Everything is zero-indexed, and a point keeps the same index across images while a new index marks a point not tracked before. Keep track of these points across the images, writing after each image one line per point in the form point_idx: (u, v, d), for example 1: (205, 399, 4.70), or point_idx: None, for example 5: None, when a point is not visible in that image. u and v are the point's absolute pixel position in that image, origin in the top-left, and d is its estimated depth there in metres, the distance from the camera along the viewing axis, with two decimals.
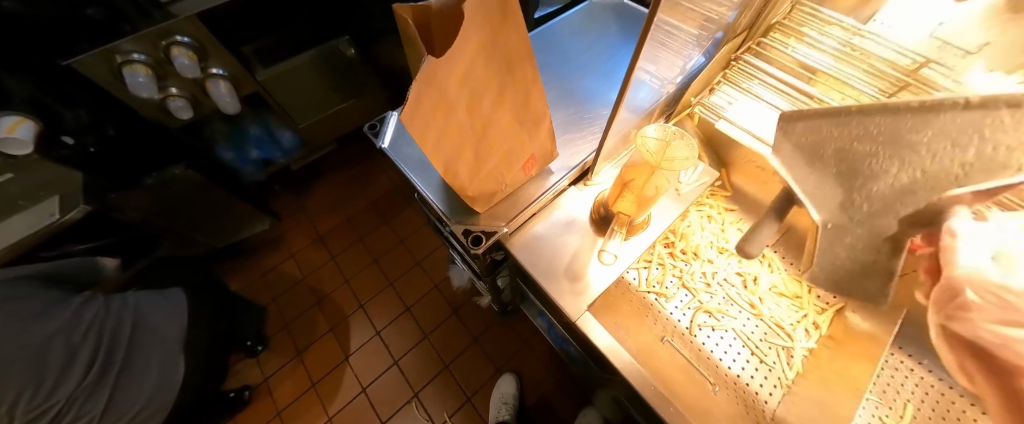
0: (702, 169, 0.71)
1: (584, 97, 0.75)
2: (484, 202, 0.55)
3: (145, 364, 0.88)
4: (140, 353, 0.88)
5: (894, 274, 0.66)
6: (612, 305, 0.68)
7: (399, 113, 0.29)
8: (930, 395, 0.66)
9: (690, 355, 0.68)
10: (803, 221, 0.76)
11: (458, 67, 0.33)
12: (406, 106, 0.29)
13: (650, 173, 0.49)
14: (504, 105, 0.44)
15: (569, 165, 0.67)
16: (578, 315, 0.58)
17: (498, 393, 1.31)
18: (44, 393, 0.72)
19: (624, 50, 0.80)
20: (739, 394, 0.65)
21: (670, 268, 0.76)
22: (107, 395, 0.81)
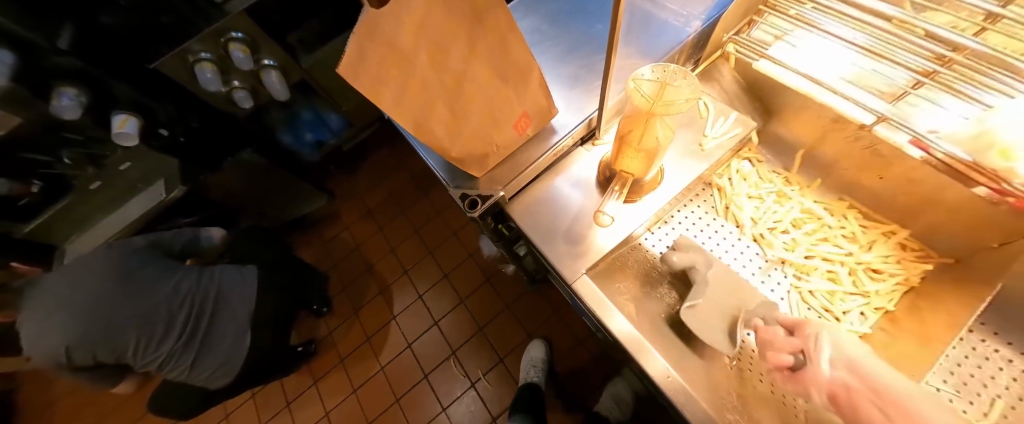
0: (734, 118, 0.62)
1: (596, 47, 0.68)
2: (477, 165, 0.55)
3: (222, 332, 1.11)
4: (222, 323, 1.11)
5: (996, 243, 0.52)
6: (624, 269, 0.63)
7: (338, 69, 0.29)
8: None
9: (707, 326, 0.61)
10: (869, 179, 0.63)
11: (409, 15, 0.32)
12: (344, 61, 0.29)
13: (647, 122, 0.44)
14: (479, 58, 0.42)
15: (574, 121, 0.62)
16: (576, 278, 0.56)
17: (528, 357, 1.36)
18: (153, 347, 0.96)
19: None
20: None
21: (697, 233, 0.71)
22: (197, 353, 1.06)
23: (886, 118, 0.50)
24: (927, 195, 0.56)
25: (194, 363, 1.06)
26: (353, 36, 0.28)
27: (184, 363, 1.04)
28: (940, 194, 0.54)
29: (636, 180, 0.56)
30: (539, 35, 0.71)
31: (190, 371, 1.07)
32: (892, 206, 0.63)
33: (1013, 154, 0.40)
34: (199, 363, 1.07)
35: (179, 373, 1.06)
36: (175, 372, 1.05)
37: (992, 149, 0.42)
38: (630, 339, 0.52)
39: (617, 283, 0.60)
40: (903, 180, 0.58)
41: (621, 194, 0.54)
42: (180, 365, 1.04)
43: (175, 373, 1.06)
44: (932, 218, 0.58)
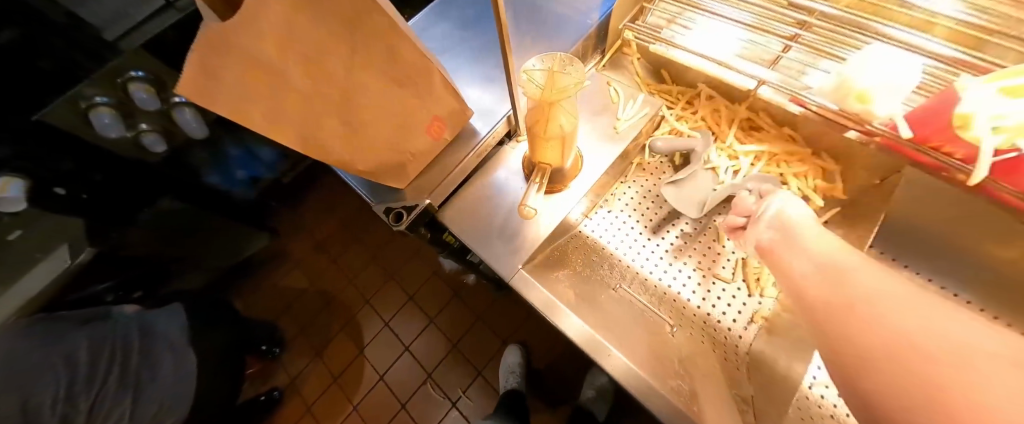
0: (642, 99, 0.65)
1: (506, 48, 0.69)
2: (393, 176, 0.53)
3: (159, 363, 0.92)
4: (158, 353, 0.92)
5: (877, 180, 0.59)
6: (563, 258, 0.63)
7: (179, 90, 0.26)
8: None
9: (648, 298, 0.63)
10: (769, 141, 0.68)
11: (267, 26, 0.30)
12: (186, 82, 0.27)
13: (550, 108, 0.44)
14: (367, 67, 0.41)
15: (492, 120, 0.62)
16: (513, 275, 0.55)
17: (505, 364, 1.33)
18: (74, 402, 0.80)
19: None
20: (706, 333, 0.61)
21: (633, 212, 0.73)
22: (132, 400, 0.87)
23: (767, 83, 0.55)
24: (815, 148, 0.62)
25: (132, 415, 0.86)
26: (191, 53, 0.26)
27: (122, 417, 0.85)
28: (825, 145, 0.60)
29: (557, 168, 0.57)
30: (448, 41, 0.71)
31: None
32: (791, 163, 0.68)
33: (869, 97, 0.45)
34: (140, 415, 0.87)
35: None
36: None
37: (852, 95, 0.46)
38: (586, 338, 0.51)
39: (556, 272, 0.60)
40: (793, 137, 0.63)
41: (542, 185, 0.54)
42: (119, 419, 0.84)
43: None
44: (823, 168, 0.64)
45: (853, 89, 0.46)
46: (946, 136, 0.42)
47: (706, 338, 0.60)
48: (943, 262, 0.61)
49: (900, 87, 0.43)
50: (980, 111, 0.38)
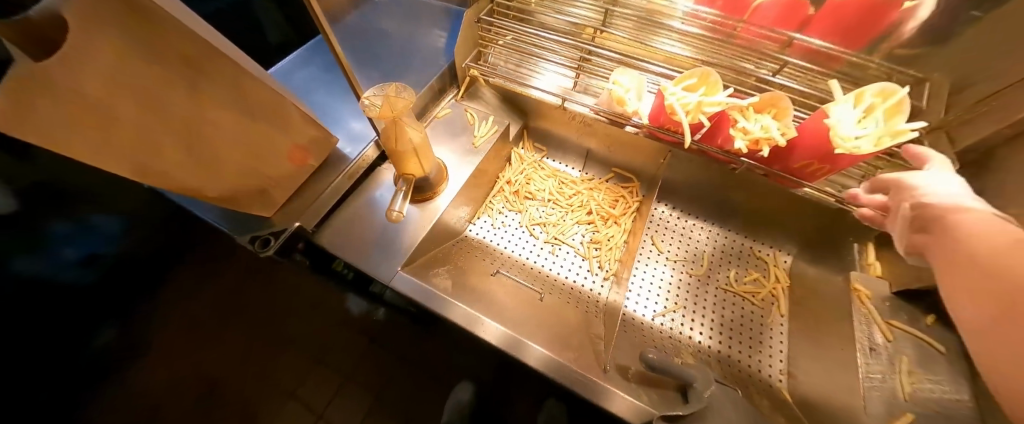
0: (492, 120, 0.80)
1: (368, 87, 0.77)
2: (256, 203, 0.55)
3: None
4: None
5: (661, 159, 0.80)
6: (442, 258, 0.70)
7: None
8: (719, 241, 0.83)
9: (524, 278, 0.74)
10: (593, 143, 0.88)
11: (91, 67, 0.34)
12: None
13: (400, 127, 0.55)
14: (212, 103, 0.45)
15: (360, 147, 0.69)
16: (393, 277, 0.61)
17: (453, 400, 1.16)
18: None
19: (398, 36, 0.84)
20: (572, 297, 0.73)
21: (508, 214, 0.86)
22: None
23: (567, 99, 0.74)
24: (619, 142, 0.83)
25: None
26: (2, 89, 0.28)
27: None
28: (623, 138, 0.81)
29: (424, 180, 0.66)
30: (312, 83, 0.77)
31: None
32: (612, 157, 0.89)
33: (624, 100, 0.66)
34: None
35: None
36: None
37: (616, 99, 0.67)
38: (465, 316, 0.59)
39: (437, 268, 0.66)
40: (605, 136, 0.84)
41: (407, 191, 0.60)
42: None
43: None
44: (630, 157, 0.85)
45: (621, 96, 0.65)
46: (670, 122, 0.64)
47: (571, 299, 0.72)
48: (713, 209, 0.83)
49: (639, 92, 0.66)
50: (675, 102, 0.58)
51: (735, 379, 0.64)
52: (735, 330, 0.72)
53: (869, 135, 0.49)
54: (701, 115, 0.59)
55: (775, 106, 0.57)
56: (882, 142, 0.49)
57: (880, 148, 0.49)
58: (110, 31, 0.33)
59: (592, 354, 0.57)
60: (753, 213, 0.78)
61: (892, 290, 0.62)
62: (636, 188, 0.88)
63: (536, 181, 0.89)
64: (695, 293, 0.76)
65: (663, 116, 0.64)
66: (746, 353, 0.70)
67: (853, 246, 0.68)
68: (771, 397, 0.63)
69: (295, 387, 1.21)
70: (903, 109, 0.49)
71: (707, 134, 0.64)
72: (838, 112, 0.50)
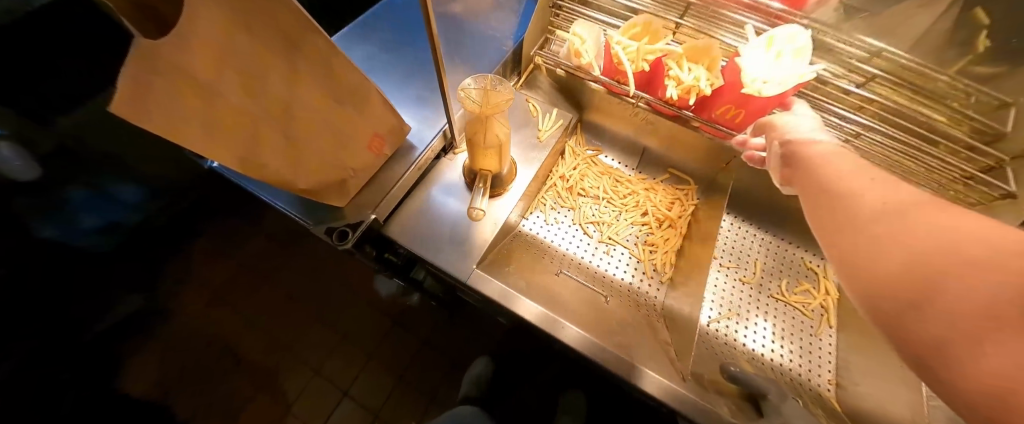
0: (557, 114, 0.77)
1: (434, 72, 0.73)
2: (334, 193, 0.53)
3: None
4: None
5: (725, 163, 0.78)
6: (507, 255, 0.69)
7: (112, 106, 0.25)
8: (772, 250, 0.83)
9: (583, 278, 0.74)
10: (652, 142, 0.86)
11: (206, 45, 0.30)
12: (119, 97, 0.26)
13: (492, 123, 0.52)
14: (303, 85, 0.41)
15: (429, 136, 0.66)
16: (467, 275, 0.59)
17: (470, 374, 1.16)
18: None
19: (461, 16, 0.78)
20: (631, 299, 0.73)
21: (563, 211, 0.85)
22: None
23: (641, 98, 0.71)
24: (682, 144, 0.81)
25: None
26: (129, 69, 0.25)
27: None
28: (688, 141, 0.79)
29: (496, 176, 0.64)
30: (373, 62, 0.73)
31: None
32: (670, 158, 0.87)
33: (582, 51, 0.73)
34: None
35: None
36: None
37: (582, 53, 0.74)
38: (541, 317, 0.58)
39: (504, 266, 0.65)
40: (668, 137, 0.82)
41: (486, 189, 0.59)
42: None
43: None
44: (690, 160, 0.84)
45: (578, 48, 0.71)
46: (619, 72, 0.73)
47: (631, 302, 0.72)
48: (769, 218, 0.83)
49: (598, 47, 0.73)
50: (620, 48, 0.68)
51: (790, 387, 0.66)
52: (786, 338, 0.74)
53: (776, 76, 0.58)
54: (643, 62, 0.69)
55: (706, 56, 0.66)
56: (788, 81, 0.58)
57: (788, 84, 0.58)
58: (229, 5, 0.30)
59: (663, 360, 0.58)
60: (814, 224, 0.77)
61: None
62: (692, 191, 0.86)
63: (591, 179, 0.88)
64: (748, 300, 0.77)
65: (614, 69, 0.72)
66: (797, 362, 0.71)
67: None
68: (824, 405, 0.65)
69: (321, 364, 1.21)
70: (805, 51, 0.57)
71: (652, 85, 0.72)
72: (751, 56, 0.60)
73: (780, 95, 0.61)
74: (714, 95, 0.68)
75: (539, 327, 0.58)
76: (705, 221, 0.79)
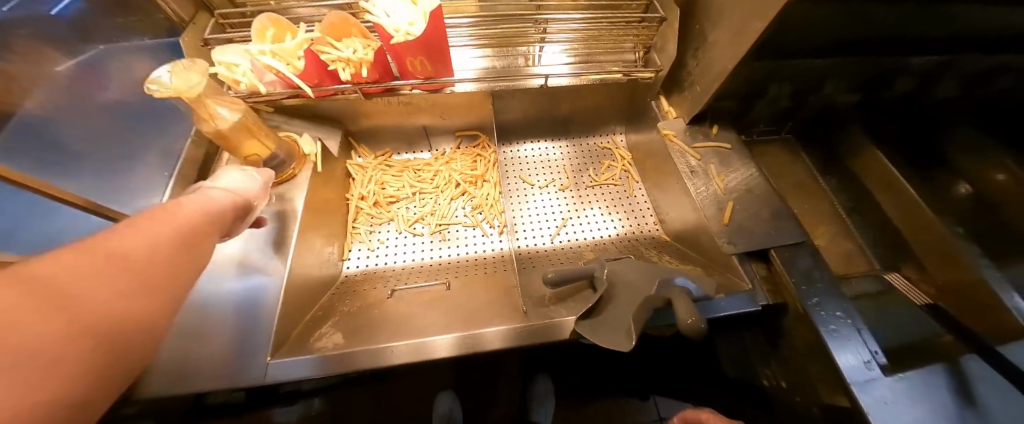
0: (299, 147, 0.69)
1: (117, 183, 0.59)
2: None
3: None
4: None
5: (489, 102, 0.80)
6: (327, 313, 0.60)
7: None
8: (572, 150, 0.91)
9: (427, 277, 0.70)
10: (423, 118, 0.83)
11: None
12: None
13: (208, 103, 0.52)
14: None
15: None
16: (268, 371, 0.49)
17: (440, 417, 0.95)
18: None
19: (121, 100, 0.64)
20: (479, 265, 0.73)
21: (381, 228, 0.79)
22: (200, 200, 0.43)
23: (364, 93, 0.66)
24: (444, 107, 0.80)
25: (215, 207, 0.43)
26: None
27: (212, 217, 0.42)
28: (443, 102, 0.78)
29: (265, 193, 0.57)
30: None
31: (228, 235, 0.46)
32: (449, 124, 0.86)
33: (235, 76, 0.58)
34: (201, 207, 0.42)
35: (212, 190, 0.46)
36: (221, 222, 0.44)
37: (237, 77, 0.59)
38: (379, 354, 0.51)
39: (322, 329, 0.56)
40: (429, 106, 0.79)
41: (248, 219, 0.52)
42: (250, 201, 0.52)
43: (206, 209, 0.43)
44: (464, 116, 0.84)
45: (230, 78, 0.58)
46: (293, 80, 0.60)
47: (479, 268, 0.72)
48: (554, 127, 0.90)
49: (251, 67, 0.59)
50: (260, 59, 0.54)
51: (631, 249, 0.74)
52: (615, 212, 0.82)
53: (417, 15, 0.54)
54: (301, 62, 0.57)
55: (351, 25, 0.57)
56: (426, 17, 0.53)
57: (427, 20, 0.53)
58: None
59: (513, 308, 0.58)
60: (580, 113, 0.86)
61: (686, 122, 0.74)
62: (485, 142, 0.89)
63: (392, 182, 0.83)
64: (575, 202, 0.83)
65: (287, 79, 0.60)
66: (629, 225, 0.80)
67: (651, 104, 0.80)
68: (657, 246, 0.75)
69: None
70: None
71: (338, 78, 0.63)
72: (383, 4, 0.54)
73: (440, 32, 0.55)
74: (391, 57, 0.60)
75: (382, 366, 0.51)
76: None
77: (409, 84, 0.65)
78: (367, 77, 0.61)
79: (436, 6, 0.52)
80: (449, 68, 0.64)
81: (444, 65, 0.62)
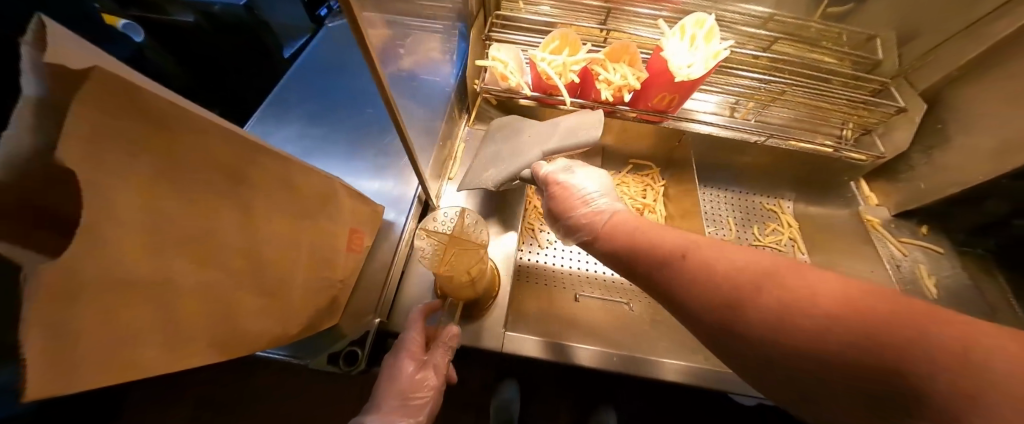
0: None
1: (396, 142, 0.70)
2: (325, 317, 0.45)
3: None
4: None
5: (677, 141, 0.80)
6: (525, 303, 0.66)
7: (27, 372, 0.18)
8: (740, 202, 0.89)
9: (599, 293, 0.70)
10: (609, 139, 0.85)
11: (125, 228, 0.23)
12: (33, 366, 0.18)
13: (463, 249, 0.45)
14: (264, 220, 0.34)
15: (404, 206, 0.63)
16: (506, 341, 0.57)
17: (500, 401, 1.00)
18: None
19: None
20: (647, 295, 0.72)
21: (548, 228, 0.80)
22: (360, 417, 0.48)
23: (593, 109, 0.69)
24: (631, 136, 0.82)
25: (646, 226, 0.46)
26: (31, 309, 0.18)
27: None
28: (640, 131, 0.79)
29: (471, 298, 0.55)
30: (311, 140, 0.70)
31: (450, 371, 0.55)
32: (626, 151, 0.88)
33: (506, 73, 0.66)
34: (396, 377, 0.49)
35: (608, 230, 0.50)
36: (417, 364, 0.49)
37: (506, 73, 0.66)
38: (592, 355, 0.58)
39: (535, 315, 0.64)
40: (624, 132, 0.81)
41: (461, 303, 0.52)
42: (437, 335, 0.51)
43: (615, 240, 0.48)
44: (648, 148, 0.86)
45: (502, 72, 0.66)
46: (550, 86, 0.66)
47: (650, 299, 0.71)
48: (731, 175, 0.88)
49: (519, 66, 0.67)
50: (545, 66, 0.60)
51: None
52: None
53: (698, 60, 0.57)
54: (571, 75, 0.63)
55: (627, 54, 0.62)
56: (709, 63, 0.57)
57: (708, 69, 0.57)
58: (123, 158, 0.23)
59: (685, 349, 0.61)
60: (765, 171, 0.84)
61: (892, 213, 0.77)
62: (657, 174, 0.89)
63: None
64: None
65: (543, 84, 0.67)
66: None
67: (850, 184, 0.80)
68: None
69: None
70: (714, 32, 0.57)
71: (580, 92, 0.69)
72: (670, 46, 0.58)
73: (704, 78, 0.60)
74: (643, 88, 0.65)
75: (588, 365, 0.58)
76: (681, 198, 0.83)
77: (636, 110, 0.69)
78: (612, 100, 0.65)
79: (722, 56, 0.57)
80: (680, 106, 0.68)
81: (682, 102, 0.66)
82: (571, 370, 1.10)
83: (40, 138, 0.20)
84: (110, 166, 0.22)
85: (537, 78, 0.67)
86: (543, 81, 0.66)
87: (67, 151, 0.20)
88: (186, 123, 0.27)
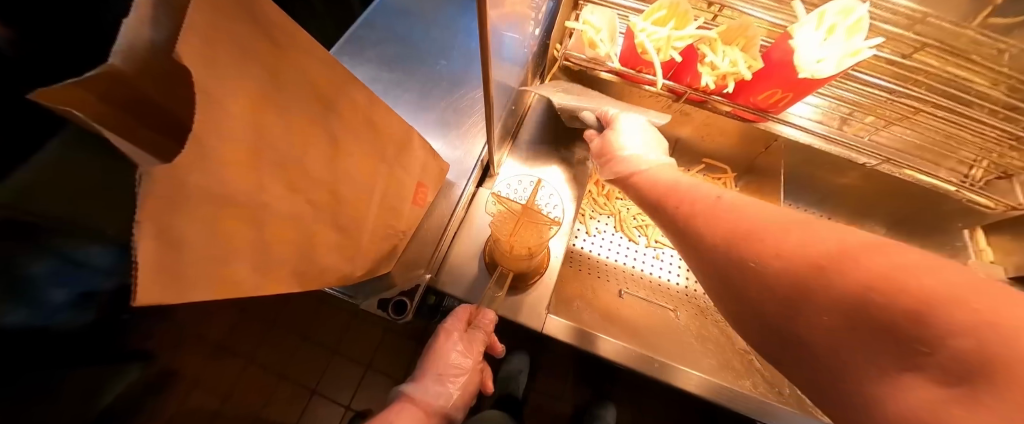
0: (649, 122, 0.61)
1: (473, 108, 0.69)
2: (381, 264, 0.44)
3: None
4: None
5: (763, 148, 0.72)
6: (567, 288, 0.63)
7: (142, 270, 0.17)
8: (816, 226, 0.81)
9: (644, 292, 0.68)
10: (686, 134, 0.77)
11: (234, 139, 0.21)
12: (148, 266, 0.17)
13: (534, 224, 0.44)
14: (351, 157, 0.33)
15: (466, 169, 0.62)
16: (545, 321, 0.55)
17: (510, 372, 1.01)
18: None
19: (464, 34, 0.77)
20: (694, 305, 0.68)
21: (601, 216, 0.76)
22: (399, 388, 0.50)
23: (685, 95, 0.62)
24: (713, 133, 0.73)
25: (682, 182, 0.48)
26: (152, 208, 0.17)
27: (426, 422, 0.46)
28: (727, 129, 0.70)
29: (521, 270, 0.54)
30: (380, 85, 0.70)
31: (487, 368, 0.55)
32: (700, 149, 0.80)
33: (595, 42, 0.60)
34: (436, 364, 0.50)
35: (642, 178, 0.54)
36: (462, 343, 0.50)
37: (597, 39, 0.59)
38: (633, 356, 0.55)
39: (574, 301, 0.61)
40: (704, 127, 0.71)
41: (510, 276, 0.52)
42: (472, 326, 0.52)
43: (652, 188, 0.51)
44: (728, 150, 0.77)
45: (592, 38, 0.59)
46: (642, 63, 0.60)
47: (698, 310, 0.67)
48: (816, 195, 0.78)
49: (612, 32, 0.60)
50: (645, 39, 0.54)
51: None
52: None
53: (830, 57, 0.49)
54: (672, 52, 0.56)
55: (743, 36, 0.55)
56: (844, 63, 0.49)
57: (839, 70, 0.49)
58: (237, 64, 0.21)
59: (729, 371, 0.57)
60: (858, 198, 0.74)
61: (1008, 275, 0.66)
62: (731, 179, 0.80)
63: None
64: None
65: (635, 58, 0.60)
66: None
67: (961, 231, 0.69)
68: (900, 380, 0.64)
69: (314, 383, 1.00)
70: (862, 26, 0.48)
71: (674, 73, 0.62)
72: (801, 36, 0.49)
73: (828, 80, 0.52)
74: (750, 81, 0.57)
75: (629, 366, 0.55)
76: None
77: (732, 104, 0.62)
78: (711, 88, 0.58)
79: (863, 58, 0.48)
80: (786, 107, 0.59)
81: (791, 104, 0.58)
82: (585, 359, 1.08)
83: (151, 26, 0.19)
84: (227, 71, 0.20)
85: (629, 50, 0.60)
86: (635, 54, 0.59)
87: (190, 40, 0.18)
88: (290, 37, 0.25)
